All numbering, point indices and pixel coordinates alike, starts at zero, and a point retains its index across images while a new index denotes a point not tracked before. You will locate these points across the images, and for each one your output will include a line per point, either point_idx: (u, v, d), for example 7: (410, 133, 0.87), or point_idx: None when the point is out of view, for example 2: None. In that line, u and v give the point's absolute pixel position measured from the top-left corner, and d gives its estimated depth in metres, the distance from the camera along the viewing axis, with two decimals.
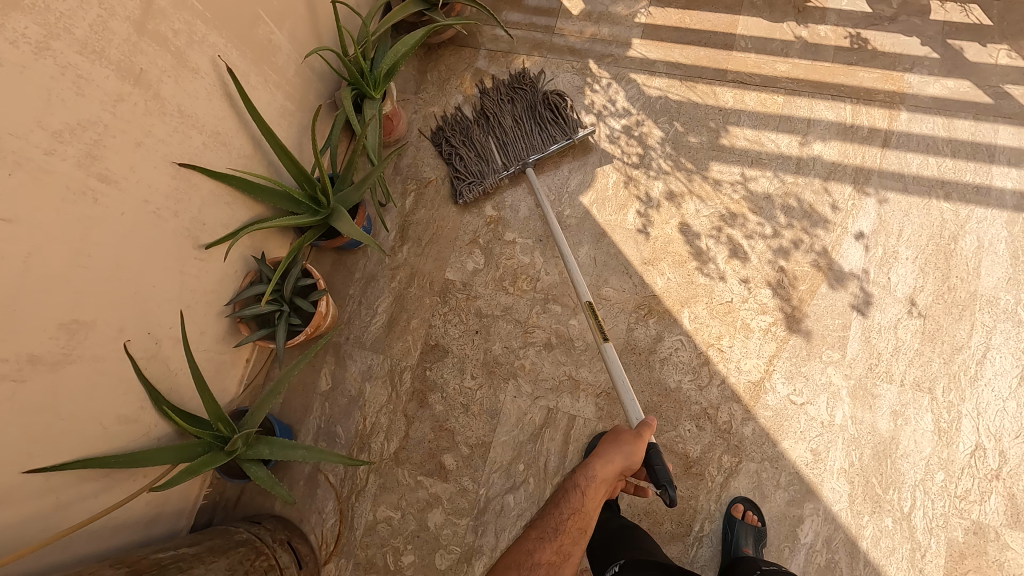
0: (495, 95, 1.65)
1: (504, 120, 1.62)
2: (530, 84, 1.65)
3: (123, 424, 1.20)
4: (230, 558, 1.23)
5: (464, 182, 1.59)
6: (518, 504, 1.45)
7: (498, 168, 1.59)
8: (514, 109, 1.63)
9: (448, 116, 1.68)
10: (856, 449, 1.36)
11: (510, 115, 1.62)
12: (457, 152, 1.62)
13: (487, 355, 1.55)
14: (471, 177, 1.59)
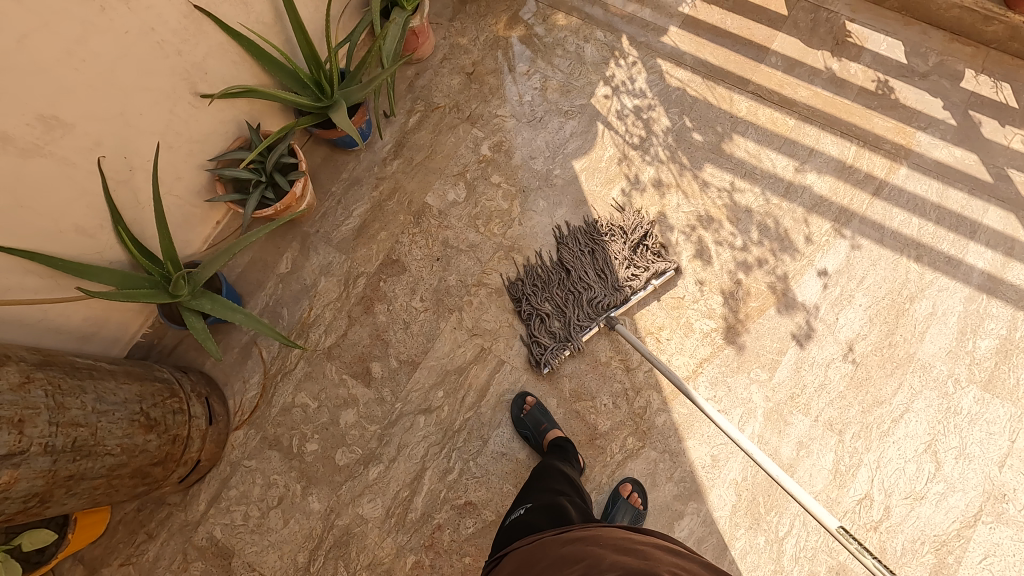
0: (574, 243, 1.58)
1: (590, 277, 1.54)
2: (623, 239, 1.56)
3: (78, 234, 1.25)
4: (144, 387, 1.29)
5: (543, 346, 1.50)
6: (426, 427, 1.50)
7: (582, 330, 1.50)
8: (598, 264, 1.55)
9: (526, 266, 1.59)
10: (753, 466, 1.40)
11: (592, 270, 1.55)
12: (537, 311, 1.53)
13: (440, 284, 1.60)
14: (553, 342, 1.50)
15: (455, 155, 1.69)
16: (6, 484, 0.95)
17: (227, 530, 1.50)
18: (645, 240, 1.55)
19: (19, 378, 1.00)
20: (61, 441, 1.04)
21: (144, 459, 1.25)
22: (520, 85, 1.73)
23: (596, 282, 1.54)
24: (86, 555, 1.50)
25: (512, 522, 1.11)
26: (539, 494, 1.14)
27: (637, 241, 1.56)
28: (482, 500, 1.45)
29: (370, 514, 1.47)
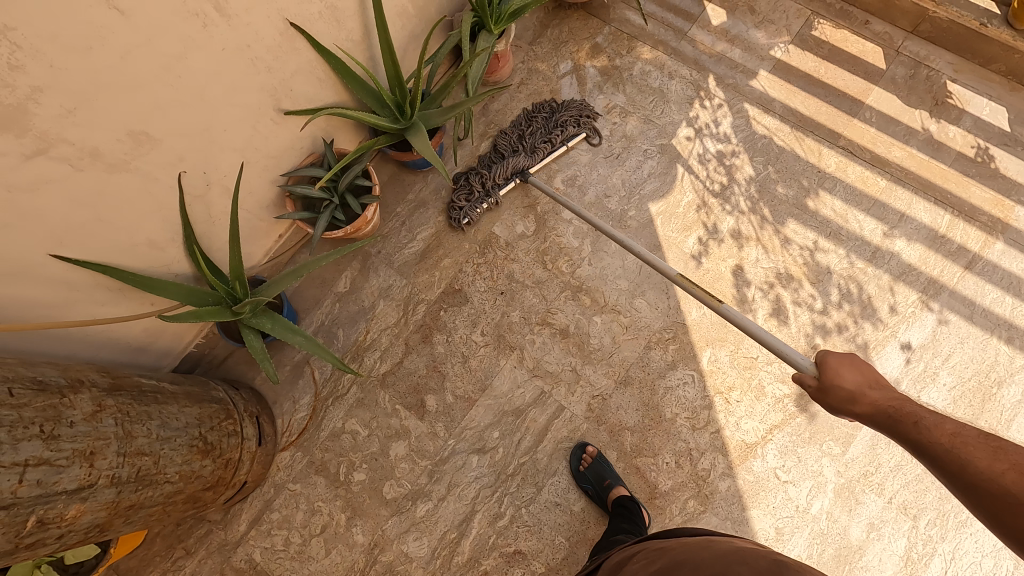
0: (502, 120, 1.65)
1: (508, 143, 1.62)
2: (546, 112, 1.64)
3: (151, 248, 1.22)
4: (203, 410, 1.25)
5: (457, 201, 1.59)
6: (479, 467, 1.46)
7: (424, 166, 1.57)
8: (521, 134, 1.62)
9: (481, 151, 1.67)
10: (819, 544, 1.34)
11: (514, 140, 1.62)
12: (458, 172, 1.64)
13: (503, 319, 1.55)
14: (470, 200, 1.58)
15: (527, 186, 1.64)
16: (73, 519, 0.91)
17: (267, 554, 1.46)
18: (566, 109, 1.63)
19: (92, 406, 0.97)
20: (126, 471, 1.00)
21: (198, 485, 1.21)
22: (598, 118, 1.68)
23: (515, 147, 1.61)
24: (122, 565, 1.47)
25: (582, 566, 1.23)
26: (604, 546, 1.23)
27: (560, 111, 1.64)
28: (532, 550, 1.40)
29: (415, 553, 1.42)
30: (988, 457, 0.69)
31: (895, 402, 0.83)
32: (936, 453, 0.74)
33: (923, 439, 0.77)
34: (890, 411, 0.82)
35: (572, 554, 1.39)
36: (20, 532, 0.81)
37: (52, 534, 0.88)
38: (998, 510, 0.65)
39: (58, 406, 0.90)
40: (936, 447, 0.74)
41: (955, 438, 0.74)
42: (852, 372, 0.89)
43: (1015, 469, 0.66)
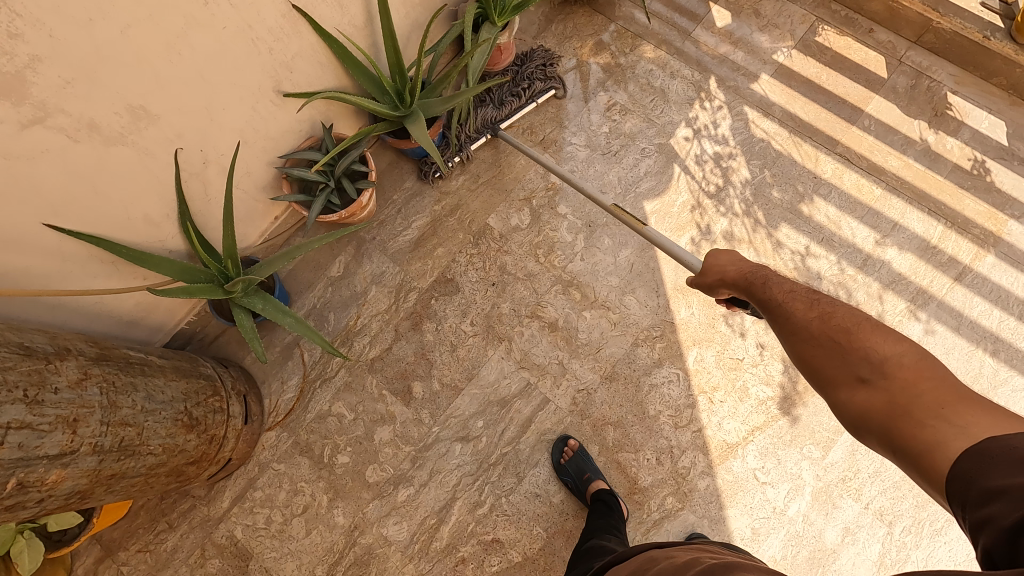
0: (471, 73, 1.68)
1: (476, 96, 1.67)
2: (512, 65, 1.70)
3: (146, 224, 1.23)
4: (190, 385, 1.26)
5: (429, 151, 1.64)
6: (462, 454, 1.47)
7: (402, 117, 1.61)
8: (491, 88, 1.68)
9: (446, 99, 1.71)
10: (794, 545, 1.35)
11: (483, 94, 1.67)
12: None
13: (493, 310, 1.56)
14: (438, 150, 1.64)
15: (524, 179, 1.65)
16: (53, 484, 0.92)
17: (249, 531, 1.48)
18: (529, 61, 1.69)
19: (78, 374, 0.98)
20: (109, 440, 1.02)
21: (180, 458, 1.23)
22: (598, 114, 1.68)
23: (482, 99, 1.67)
24: (105, 536, 1.49)
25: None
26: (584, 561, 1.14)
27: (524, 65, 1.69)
28: (509, 538, 1.41)
29: (394, 536, 1.44)
30: (805, 306, 0.80)
31: (748, 268, 0.92)
32: (766, 304, 0.85)
33: (761, 293, 0.86)
34: (744, 276, 0.91)
35: (549, 545, 1.41)
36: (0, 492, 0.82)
37: (32, 497, 0.90)
38: (800, 345, 0.76)
39: (43, 371, 0.91)
40: (768, 300, 0.84)
41: (787, 293, 0.83)
42: (723, 254, 0.98)
43: (821, 316, 0.76)
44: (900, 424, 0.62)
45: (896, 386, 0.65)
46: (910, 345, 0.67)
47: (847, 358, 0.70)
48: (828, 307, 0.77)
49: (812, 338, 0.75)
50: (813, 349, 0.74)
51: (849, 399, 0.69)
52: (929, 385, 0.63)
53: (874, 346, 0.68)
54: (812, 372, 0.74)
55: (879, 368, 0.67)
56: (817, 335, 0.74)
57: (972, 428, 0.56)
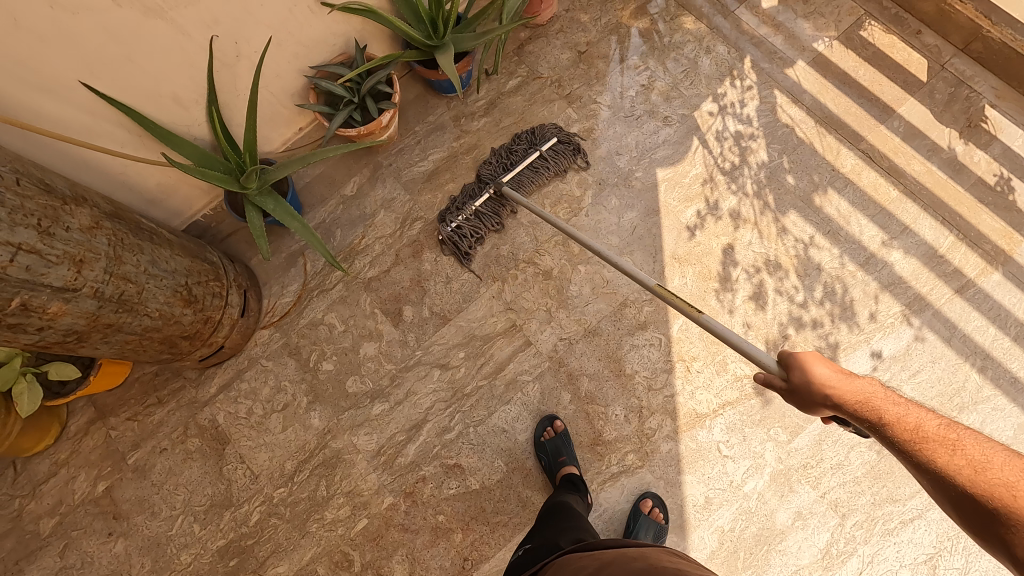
0: (496, 154, 1.63)
1: (498, 172, 1.60)
2: (527, 136, 1.64)
3: (175, 105, 1.30)
4: (194, 264, 1.33)
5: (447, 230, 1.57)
6: (439, 381, 1.52)
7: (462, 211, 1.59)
8: (505, 162, 1.61)
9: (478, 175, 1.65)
10: (744, 520, 1.37)
11: (501, 167, 1.61)
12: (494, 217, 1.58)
13: (492, 250, 1.60)
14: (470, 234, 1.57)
15: (544, 129, 1.67)
16: (54, 315, 1.00)
17: (230, 418, 1.56)
18: (544, 133, 1.62)
19: (90, 222, 1.05)
20: (110, 290, 1.09)
21: (175, 330, 1.30)
22: (627, 78, 1.69)
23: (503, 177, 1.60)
24: (99, 400, 1.60)
25: (514, 561, 1.15)
26: (537, 533, 1.16)
27: (540, 138, 1.62)
28: (471, 466, 1.46)
29: (363, 445, 1.50)
30: (950, 452, 0.69)
31: (859, 393, 0.78)
32: (897, 442, 0.74)
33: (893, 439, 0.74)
34: (859, 405, 0.77)
35: (507, 478, 1.46)
36: (5, 308, 0.91)
37: (32, 322, 0.98)
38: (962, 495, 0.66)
39: (58, 210, 0.99)
40: (907, 441, 0.72)
41: (922, 432, 0.72)
42: (821, 368, 0.81)
43: (970, 466, 0.66)
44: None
45: None
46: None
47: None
48: (980, 450, 0.68)
49: (977, 503, 0.65)
50: (977, 508, 0.65)
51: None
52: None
53: None
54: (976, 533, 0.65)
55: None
56: (979, 492, 0.65)
57: None
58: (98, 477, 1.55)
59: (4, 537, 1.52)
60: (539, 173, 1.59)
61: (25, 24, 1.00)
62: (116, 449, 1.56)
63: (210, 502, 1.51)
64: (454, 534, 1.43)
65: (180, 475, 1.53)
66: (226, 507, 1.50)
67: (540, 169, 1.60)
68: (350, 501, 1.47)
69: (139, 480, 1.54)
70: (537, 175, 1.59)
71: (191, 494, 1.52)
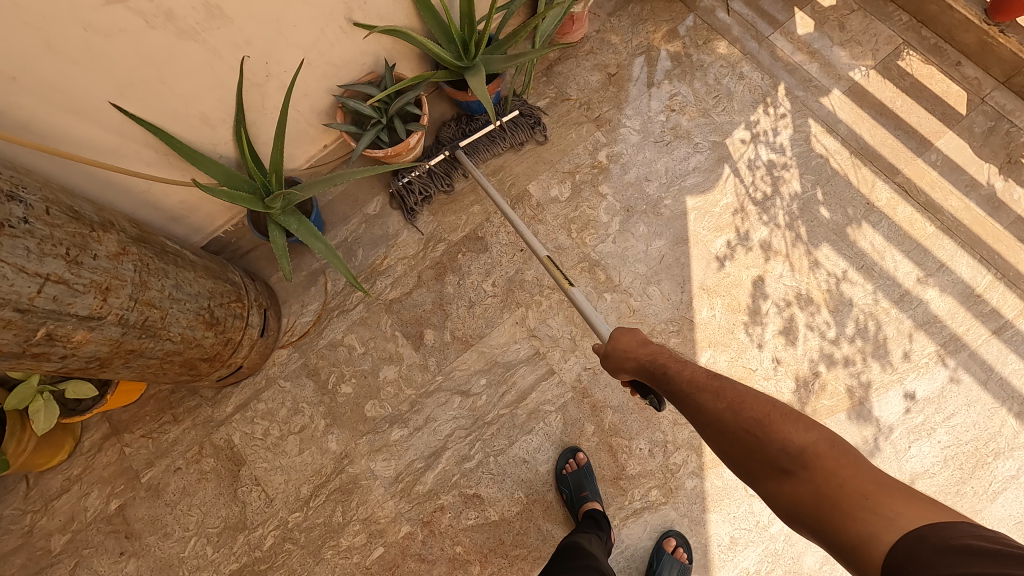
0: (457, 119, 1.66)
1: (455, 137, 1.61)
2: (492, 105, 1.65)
3: (202, 124, 1.27)
4: (216, 285, 1.31)
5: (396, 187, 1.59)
6: (459, 407, 1.50)
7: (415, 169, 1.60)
8: (464, 127, 1.63)
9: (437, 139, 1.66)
10: (770, 563, 1.34)
11: (458, 132, 1.62)
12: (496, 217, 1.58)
13: (517, 275, 1.57)
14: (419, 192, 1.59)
15: (572, 152, 1.64)
16: (78, 343, 0.98)
17: (245, 438, 1.54)
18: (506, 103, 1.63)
19: (117, 248, 1.03)
20: (135, 317, 1.07)
21: (196, 353, 1.28)
22: (658, 103, 1.66)
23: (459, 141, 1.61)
24: (114, 416, 1.58)
25: None
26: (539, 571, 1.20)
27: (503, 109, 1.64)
28: (490, 497, 1.44)
29: (380, 471, 1.48)
30: (713, 396, 0.84)
31: (649, 355, 0.96)
32: (672, 390, 0.89)
33: (672, 387, 0.89)
34: (646, 364, 0.95)
35: (527, 510, 1.43)
36: (28, 338, 0.89)
37: (56, 351, 0.96)
38: (723, 436, 0.80)
39: (87, 237, 0.96)
40: (679, 391, 0.88)
41: (692, 381, 0.87)
42: (631, 339, 1.02)
43: (730, 407, 0.81)
44: (830, 514, 0.67)
45: (818, 473, 0.70)
46: (821, 431, 0.73)
47: (763, 453, 0.75)
48: (735, 394, 0.82)
49: (729, 434, 0.79)
50: (730, 440, 0.79)
51: (779, 491, 0.73)
52: (848, 472, 0.68)
53: (786, 437, 0.74)
54: (736, 463, 0.78)
55: (797, 460, 0.72)
56: (734, 429, 0.79)
57: (903, 520, 0.62)
58: (111, 494, 1.53)
59: (15, 553, 1.50)
60: (496, 141, 1.60)
61: (58, 47, 0.98)
62: (130, 466, 1.54)
63: (223, 524, 1.49)
64: (471, 567, 1.40)
65: (194, 496, 1.51)
66: (240, 530, 1.48)
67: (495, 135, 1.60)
68: (366, 528, 1.45)
69: (153, 499, 1.52)
70: (494, 144, 1.60)
71: (204, 515, 1.50)
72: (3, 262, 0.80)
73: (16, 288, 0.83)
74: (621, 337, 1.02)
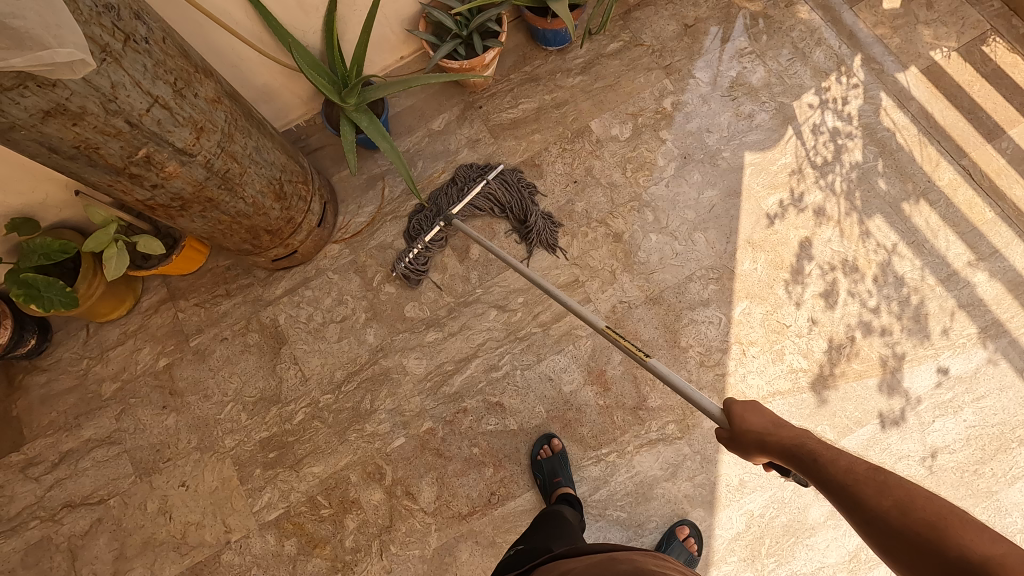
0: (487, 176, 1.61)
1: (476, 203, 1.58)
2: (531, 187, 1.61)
3: (300, 8, 1.35)
4: (289, 162, 1.39)
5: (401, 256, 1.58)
6: (494, 320, 1.56)
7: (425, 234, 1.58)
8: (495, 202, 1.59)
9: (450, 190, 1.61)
10: (774, 509, 1.37)
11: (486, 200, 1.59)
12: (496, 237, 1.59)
13: (567, 205, 1.61)
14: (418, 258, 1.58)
15: (638, 96, 1.67)
16: (169, 175, 1.06)
17: (290, 320, 1.62)
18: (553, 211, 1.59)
19: (215, 95, 1.10)
20: (219, 165, 1.15)
21: (262, 221, 1.37)
22: (729, 58, 1.67)
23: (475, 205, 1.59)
24: (172, 284, 1.68)
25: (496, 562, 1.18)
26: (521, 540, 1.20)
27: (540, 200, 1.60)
28: (512, 407, 1.50)
29: (412, 369, 1.55)
30: (874, 490, 0.70)
31: (793, 437, 0.81)
32: (830, 485, 0.75)
33: (822, 477, 0.75)
34: (798, 451, 0.79)
35: (546, 425, 1.48)
36: (132, 155, 0.98)
37: (150, 177, 1.05)
38: (886, 539, 0.66)
39: (192, 75, 1.04)
40: (833, 485, 0.74)
41: (849, 473, 0.73)
42: (758, 418, 0.86)
43: (895, 504, 0.67)
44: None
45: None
46: (1005, 542, 0.58)
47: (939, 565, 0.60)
48: (904, 489, 0.68)
49: (889, 536, 0.65)
50: (893, 545, 0.65)
51: None
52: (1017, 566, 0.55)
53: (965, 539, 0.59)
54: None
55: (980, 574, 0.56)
56: (896, 529, 0.65)
57: None
58: (162, 352, 1.64)
59: (69, 392, 1.62)
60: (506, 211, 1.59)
61: None
62: (181, 330, 1.65)
63: (260, 395, 1.58)
64: (485, 468, 1.47)
65: (236, 365, 1.61)
66: (274, 403, 1.57)
67: (494, 195, 1.58)
68: (391, 418, 1.52)
69: (198, 363, 1.62)
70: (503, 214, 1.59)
71: (243, 384, 1.59)
72: (122, 72, 0.89)
73: (130, 100, 0.91)
74: (744, 415, 0.86)
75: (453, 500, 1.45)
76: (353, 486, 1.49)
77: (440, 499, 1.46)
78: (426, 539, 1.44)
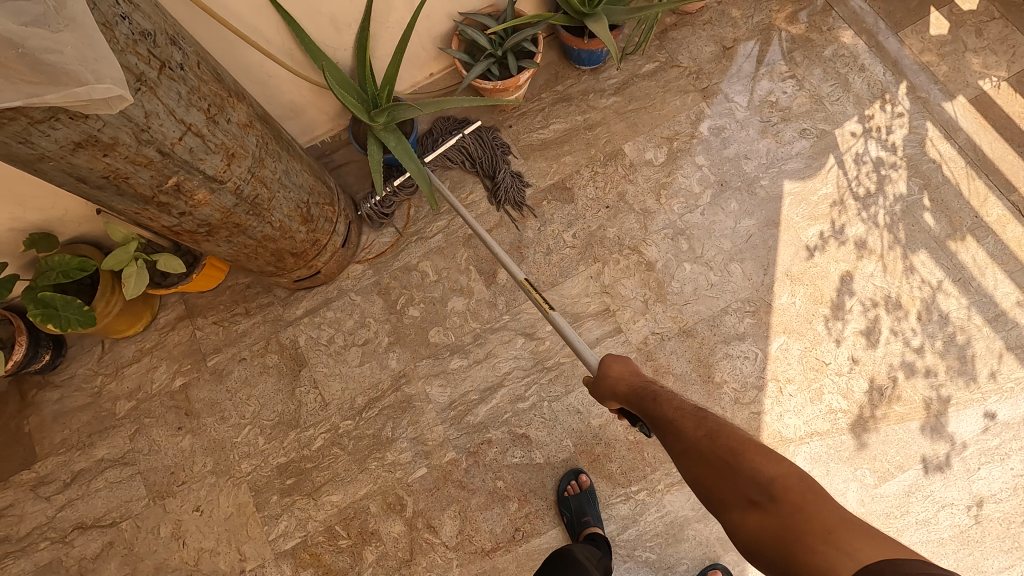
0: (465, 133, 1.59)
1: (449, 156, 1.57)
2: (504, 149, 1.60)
3: (333, 25, 1.31)
4: (317, 184, 1.34)
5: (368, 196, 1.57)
6: (521, 348, 1.51)
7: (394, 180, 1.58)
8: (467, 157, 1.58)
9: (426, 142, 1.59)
10: None
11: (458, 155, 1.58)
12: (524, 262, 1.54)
13: (599, 231, 1.55)
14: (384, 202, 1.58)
15: (674, 119, 1.62)
16: (197, 203, 1.02)
17: (311, 342, 1.58)
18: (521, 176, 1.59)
19: (246, 119, 1.06)
20: (248, 190, 1.11)
21: (287, 245, 1.32)
22: (769, 82, 1.62)
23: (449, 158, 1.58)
24: (190, 301, 1.64)
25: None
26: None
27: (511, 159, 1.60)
28: (538, 440, 1.45)
29: (435, 396, 1.50)
30: (692, 424, 0.89)
31: (642, 383, 0.99)
32: (662, 421, 0.92)
33: (659, 413, 0.92)
34: (639, 391, 0.97)
35: (573, 459, 1.43)
36: (161, 183, 0.94)
37: (178, 205, 1.00)
38: (699, 465, 0.84)
39: (225, 100, 1.00)
40: (664, 420, 0.91)
41: (677, 410, 0.92)
42: (620, 367, 1.04)
43: (709, 435, 0.85)
44: (792, 542, 0.70)
45: (779, 507, 0.73)
46: (789, 467, 0.77)
47: (734, 480, 0.79)
48: (718, 427, 0.86)
49: (700, 458, 0.84)
50: (703, 467, 0.83)
51: (746, 521, 0.76)
52: (812, 506, 0.72)
53: (759, 466, 0.78)
54: (706, 491, 0.82)
55: (765, 491, 0.75)
56: (710, 458, 0.82)
57: (861, 555, 0.65)
58: (178, 371, 1.59)
59: (82, 410, 1.58)
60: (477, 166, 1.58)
61: None
62: (199, 349, 1.61)
63: (278, 419, 1.54)
64: (509, 502, 1.42)
65: (254, 386, 1.57)
66: (292, 428, 1.53)
67: (466, 149, 1.57)
68: (413, 447, 1.48)
69: (215, 383, 1.58)
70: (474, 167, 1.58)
71: (261, 407, 1.55)
72: (157, 100, 0.84)
73: (163, 130, 0.87)
74: (611, 365, 1.04)
75: (476, 535, 1.41)
76: (373, 516, 1.45)
77: (462, 533, 1.41)
78: (447, 575, 1.39)
